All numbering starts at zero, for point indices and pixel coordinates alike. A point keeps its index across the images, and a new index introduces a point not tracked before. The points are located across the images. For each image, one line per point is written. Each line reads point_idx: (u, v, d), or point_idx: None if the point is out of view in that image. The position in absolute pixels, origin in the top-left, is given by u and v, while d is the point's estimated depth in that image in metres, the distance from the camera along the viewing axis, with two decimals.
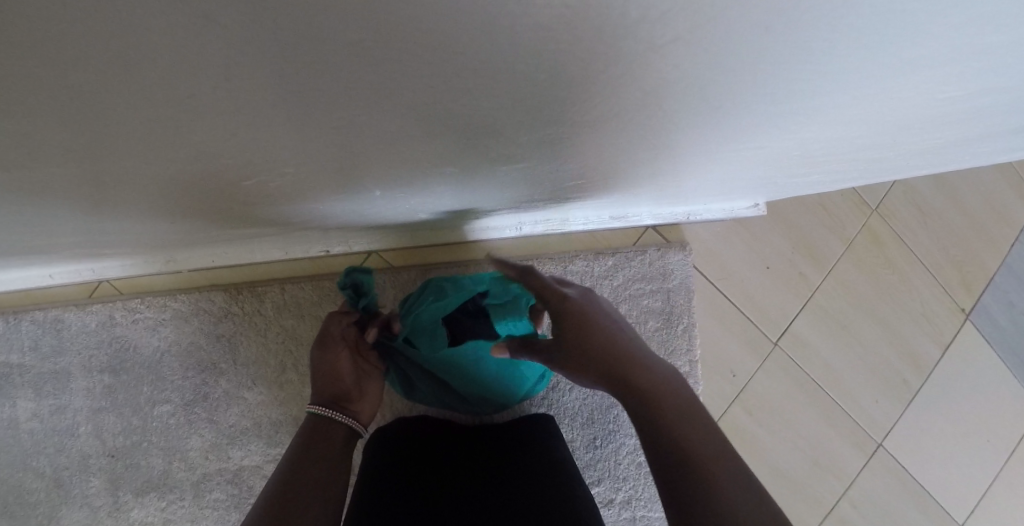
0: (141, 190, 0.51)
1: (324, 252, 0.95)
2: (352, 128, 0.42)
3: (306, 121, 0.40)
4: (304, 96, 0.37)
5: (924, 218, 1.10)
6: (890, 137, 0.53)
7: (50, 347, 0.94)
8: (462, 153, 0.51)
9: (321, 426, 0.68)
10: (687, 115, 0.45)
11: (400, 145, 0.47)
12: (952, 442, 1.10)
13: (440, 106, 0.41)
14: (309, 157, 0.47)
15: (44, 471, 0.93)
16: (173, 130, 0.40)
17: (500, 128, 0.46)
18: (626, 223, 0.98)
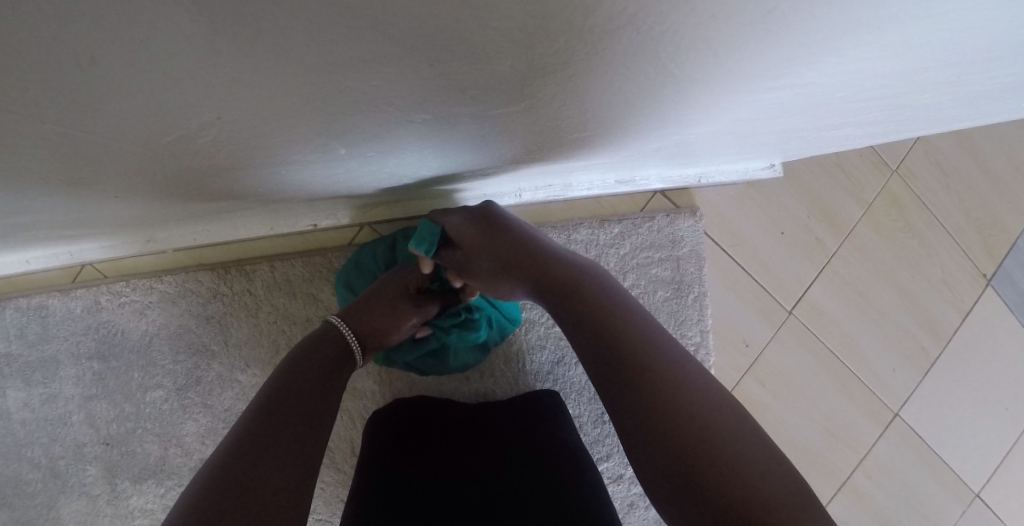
0: (107, 172, 0.46)
1: (313, 226, 0.90)
2: (329, 90, 0.38)
3: (275, 81, 0.35)
4: (270, 52, 0.32)
5: (945, 178, 1.04)
6: (928, 85, 0.48)
7: (36, 334, 0.90)
8: (451, 113, 0.46)
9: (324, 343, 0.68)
10: (709, 65, 0.40)
11: (383, 108, 0.42)
12: (972, 410, 1.06)
13: (427, 58, 0.36)
14: (284, 125, 0.42)
15: (39, 461, 0.90)
16: (127, 100, 0.35)
17: (494, 83, 0.41)
18: (633, 188, 0.92)
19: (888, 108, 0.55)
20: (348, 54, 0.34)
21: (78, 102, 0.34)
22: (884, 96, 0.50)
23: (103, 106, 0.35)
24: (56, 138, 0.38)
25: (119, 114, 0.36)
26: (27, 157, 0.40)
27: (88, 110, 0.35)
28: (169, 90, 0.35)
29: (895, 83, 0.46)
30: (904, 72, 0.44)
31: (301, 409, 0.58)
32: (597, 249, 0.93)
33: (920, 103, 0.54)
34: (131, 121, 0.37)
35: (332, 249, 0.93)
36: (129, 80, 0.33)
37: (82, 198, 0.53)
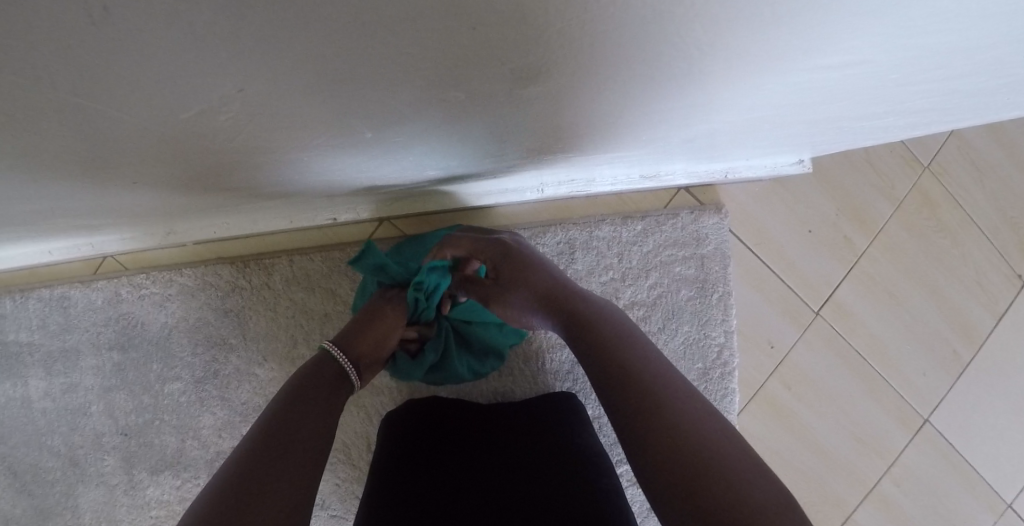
0: (128, 157, 0.46)
1: (332, 220, 0.89)
2: (358, 62, 0.36)
3: (307, 49, 0.34)
4: (301, 11, 0.31)
5: (979, 176, 1.01)
6: (971, 65, 0.45)
7: (57, 324, 0.90)
8: (475, 96, 0.44)
9: (323, 367, 0.66)
10: (750, 44, 0.39)
11: (415, 88, 0.41)
12: (1004, 417, 1.03)
13: (445, 29, 0.34)
14: (307, 103, 0.41)
15: (59, 450, 0.90)
16: (150, 67, 0.34)
17: (525, 62, 0.40)
18: (657, 182, 0.89)
19: (930, 95, 0.53)
20: (380, 15, 0.32)
21: (101, 68, 0.33)
22: (931, 79, 0.48)
23: (126, 72, 0.34)
24: (76, 112, 0.37)
25: (144, 83, 0.35)
26: (47, 134, 0.39)
27: (111, 79, 0.34)
28: (195, 55, 0.33)
29: (946, 62, 0.44)
30: (957, 49, 0.42)
31: (307, 428, 0.57)
32: (619, 247, 0.91)
33: (964, 90, 0.52)
34: (155, 93, 0.36)
35: (351, 243, 0.92)
36: (155, 42, 0.32)
37: (104, 185, 0.52)
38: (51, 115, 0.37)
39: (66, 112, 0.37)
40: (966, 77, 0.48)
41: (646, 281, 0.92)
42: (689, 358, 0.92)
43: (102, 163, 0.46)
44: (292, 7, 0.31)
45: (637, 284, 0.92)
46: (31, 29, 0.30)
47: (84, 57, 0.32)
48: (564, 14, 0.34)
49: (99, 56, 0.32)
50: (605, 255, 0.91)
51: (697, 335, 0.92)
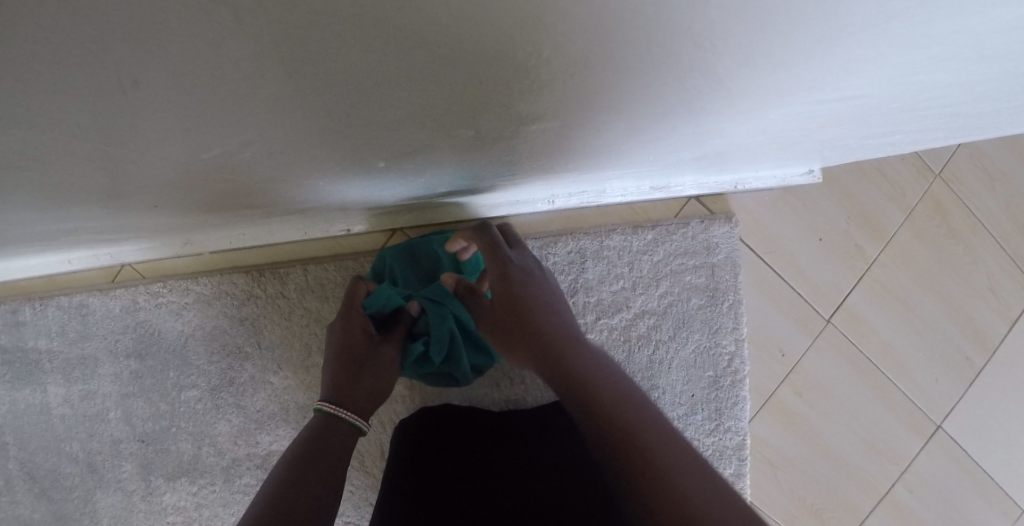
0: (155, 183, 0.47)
1: (345, 231, 0.91)
2: (381, 88, 0.37)
3: (332, 76, 0.35)
4: (328, 37, 0.32)
5: (992, 183, 1.01)
6: (978, 81, 0.45)
7: (76, 332, 0.92)
8: (489, 121, 0.45)
9: (323, 436, 0.65)
10: (761, 63, 0.39)
11: (434, 113, 0.42)
12: (1017, 423, 1.02)
13: (458, 58, 0.36)
14: (328, 129, 0.42)
15: (78, 456, 0.92)
16: (181, 97, 0.35)
17: (542, 86, 0.41)
18: (668, 194, 0.91)
19: (938, 112, 0.53)
20: (405, 43, 0.33)
21: (132, 99, 0.34)
22: (939, 97, 0.48)
23: (156, 103, 0.35)
24: (105, 142, 0.38)
25: (174, 112, 0.36)
26: (76, 165, 0.40)
27: (142, 109, 0.35)
28: (225, 83, 0.34)
29: (957, 80, 0.44)
30: (970, 66, 0.42)
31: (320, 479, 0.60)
32: (630, 256, 0.92)
33: (973, 107, 0.53)
34: (183, 122, 0.37)
35: (364, 252, 0.93)
36: (186, 71, 0.33)
37: (127, 204, 0.53)
38: (81, 146, 0.38)
39: (97, 142, 0.38)
40: (978, 93, 0.49)
41: (656, 290, 0.92)
42: (700, 366, 0.92)
43: (127, 183, 0.47)
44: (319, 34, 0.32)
45: (647, 293, 0.92)
46: (68, 62, 0.31)
47: (118, 89, 0.33)
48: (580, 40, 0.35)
49: (132, 88, 0.33)
50: (615, 264, 0.92)
51: (707, 344, 0.92)
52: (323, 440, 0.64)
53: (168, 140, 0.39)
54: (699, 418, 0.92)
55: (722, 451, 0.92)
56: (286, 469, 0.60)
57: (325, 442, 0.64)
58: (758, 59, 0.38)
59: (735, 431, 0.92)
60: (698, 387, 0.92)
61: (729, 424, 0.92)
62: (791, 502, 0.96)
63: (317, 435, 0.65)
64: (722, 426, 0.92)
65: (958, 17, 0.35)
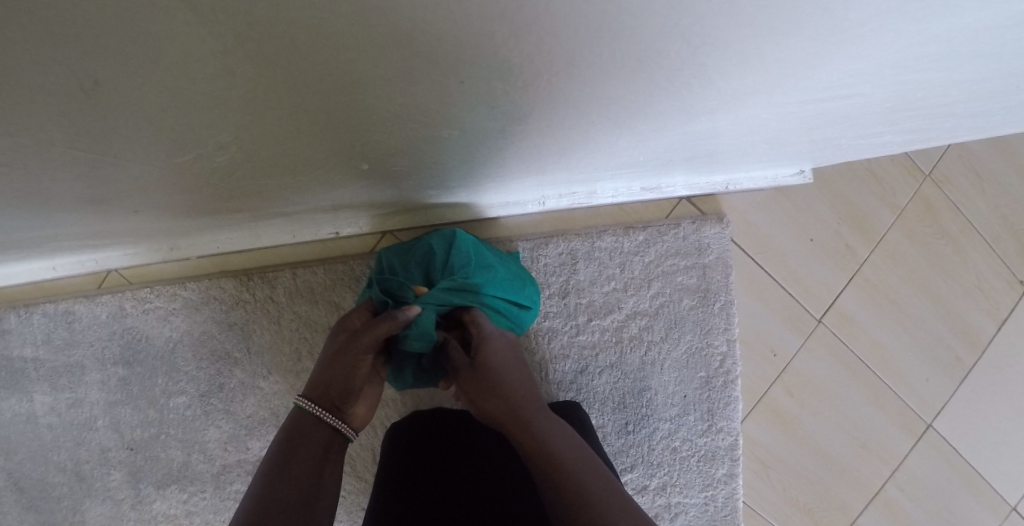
0: (137, 168, 0.46)
1: (335, 234, 0.90)
2: (363, 57, 0.37)
3: (314, 43, 0.35)
4: (311, 3, 0.32)
5: (980, 182, 1.01)
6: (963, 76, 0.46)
7: (62, 339, 0.91)
8: (473, 99, 0.45)
9: (302, 435, 0.63)
10: (752, 50, 0.39)
11: (418, 88, 0.42)
12: (1008, 421, 1.03)
13: (441, 32, 0.36)
14: (312, 104, 0.42)
15: (65, 465, 0.91)
16: (159, 63, 0.35)
17: (530, 67, 0.40)
18: (659, 194, 0.91)
19: (925, 111, 0.53)
20: (387, 10, 0.33)
21: (110, 64, 0.34)
22: (928, 94, 0.49)
23: (135, 68, 0.35)
24: (84, 112, 0.37)
25: (153, 81, 0.36)
26: (55, 138, 0.40)
27: (121, 75, 0.35)
28: (205, 51, 0.34)
29: (942, 78, 0.45)
30: (957, 62, 0.42)
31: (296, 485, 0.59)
32: (621, 257, 0.92)
33: (960, 106, 0.53)
34: (163, 93, 0.37)
35: (354, 257, 0.92)
36: (167, 36, 0.33)
37: (110, 205, 0.53)
38: (60, 114, 0.37)
39: (76, 111, 0.37)
40: (965, 91, 0.49)
41: (648, 291, 0.92)
42: (692, 367, 0.92)
43: (109, 177, 0.46)
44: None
45: (639, 294, 0.92)
46: (45, 20, 0.31)
47: (96, 51, 0.33)
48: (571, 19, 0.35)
49: (110, 51, 0.33)
50: (607, 265, 0.92)
51: (699, 344, 0.92)
52: (307, 437, 0.63)
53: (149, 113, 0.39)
54: (692, 419, 0.92)
55: (714, 452, 0.92)
56: (267, 479, 0.59)
57: (309, 439, 0.63)
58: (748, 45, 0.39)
59: (728, 431, 0.92)
60: (690, 387, 0.92)
61: (722, 424, 0.92)
62: (785, 501, 0.96)
63: (299, 435, 0.63)
64: (715, 426, 0.92)
65: (946, 8, 0.35)
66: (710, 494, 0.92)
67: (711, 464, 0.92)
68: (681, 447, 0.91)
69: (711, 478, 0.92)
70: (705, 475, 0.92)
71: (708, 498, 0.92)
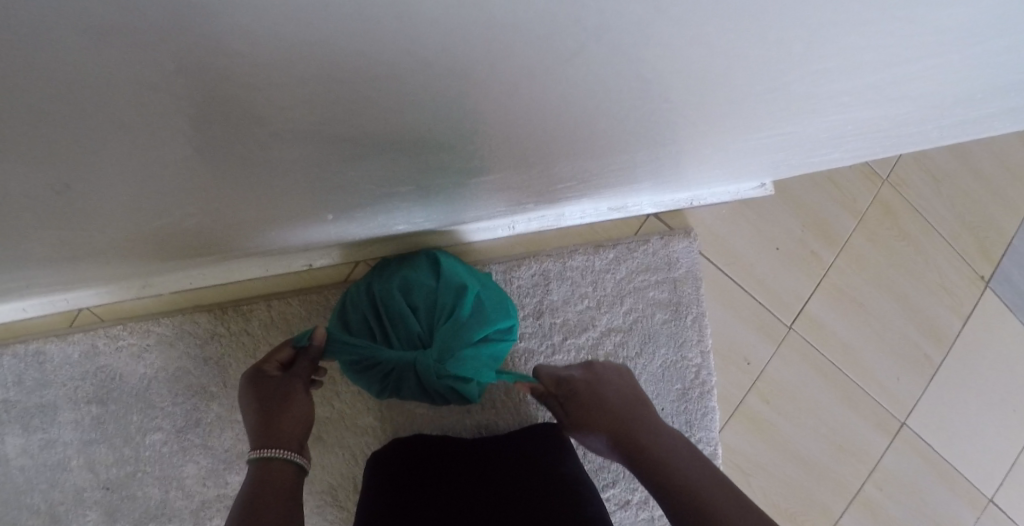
0: (107, 232, 0.46)
1: (307, 264, 0.92)
2: (327, 137, 0.37)
3: (276, 130, 0.35)
4: (273, 104, 0.32)
5: (938, 185, 1.05)
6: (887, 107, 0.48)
7: (33, 381, 0.88)
8: (433, 160, 0.46)
9: (270, 476, 0.59)
10: (698, 97, 0.41)
11: (378, 155, 0.42)
12: (978, 414, 1.06)
13: (411, 119, 0.37)
14: (277, 175, 0.42)
15: (39, 508, 0.88)
16: (123, 161, 0.34)
17: (486, 131, 0.41)
18: (626, 213, 0.93)
19: (871, 130, 0.55)
20: (353, 103, 0.33)
21: (72, 167, 0.34)
22: (866, 117, 0.51)
23: (100, 167, 0.34)
24: (50, 202, 0.37)
25: (120, 174, 0.36)
26: (23, 223, 0.39)
27: (105, 178, 0.36)
28: (167, 147, 0.34)
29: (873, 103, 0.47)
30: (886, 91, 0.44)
31: (273, 513, 0.55)
32: (593, 275, 0.93)
33: (904, 126, 0.56)
34: (131, 180, 0.37)
35: (328, 286, 0.93)
36: (129, 141, 0.32)
37: (81, 258, 0.52)
38: (27, 206, 0.37)
39: (39, 203, 0.37)
40: (908, 111, 0.51)
41: (621, 307, 0.93)
42: (668, 380, 0.93)
43: (77, 236, 0.46)
44: (263, 102, 0.32)
45: (612, 311, 0.93)
46: (4, 143, 0.30)
47: (60, 159, 0.33)
48: (524, 98, 0.36)
49: (73, 158, 0.33)
50: (579, 283, 0.93)
51: (674, 358, 0.94)
52: (276, 479, 0.59)
53: (131, 198, 0.40)
54: None
55: None
56: (244, 508, 0.55)
57: (276, 480, 0.58)
58: (702, 94, 0.40)
59: (707, 441, 0.93)
60: (667, 401, 0.93)
61: (701, 435, 0.93)
62: (766, 507, 0.97)
63: (267, 478, 0.58)
64: (694, 438, 0.93)
65: (893, 50, 0.37)
66: None
67: None
68: None
69: None
70: None
71: None
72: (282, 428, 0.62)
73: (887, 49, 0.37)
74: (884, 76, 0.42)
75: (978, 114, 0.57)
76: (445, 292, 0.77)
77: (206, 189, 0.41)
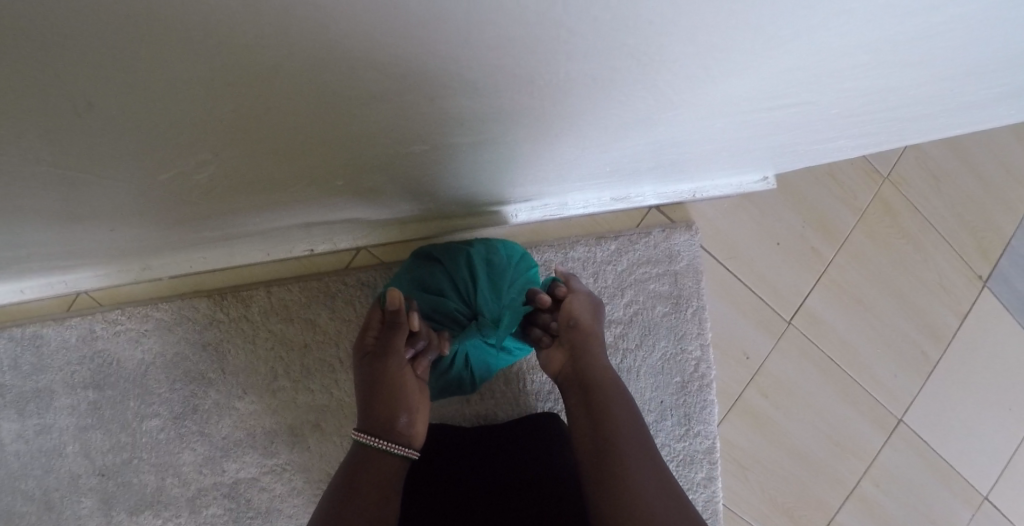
0: (113, 186, 0.46)
1: (308, 251, 0.91)
2: (336, 77, 0.37)
3: (286, 60, 0.35)
4: (284, 22, 0.32)
5: (937, 184, 1.05)
6: (899, 87, 0.48)
7: (29, 365, 0.88)
8: (435, 119, 0.46)
9: (360, 468, 0.62)
10: (711, 60, 0.40)
11: (386, 106, 0.42)
12: (975, 413, 1.06)
13: (421, 67, 0.38)
14: (285, 123, 0.42)
15: (34, 494, 0.88)
16: (130, 80, 0.34)
17: (499, 81, 0.41)
18: (629, 203, 0.92)
19: (877, 115, 0.56)
20: (365, 30, 0.34)
21: (80, 81, 0.33)
22: (872, 100, 0.51)
23: (108, 85, 0.34)
24: (55, 128, 0.37)
25: (132, 101, 0.36)
26: (27, 157, 0.39)
27: (122, 109, 0.36)
28: (176, 69, 0.34)
29: (881, 82, 0.46)
30: (894, 69, 0.44)
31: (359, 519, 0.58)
32: (594, 267, 0.93)
33: (911, 109, 0.56)
34: (137, 111, 0.37)
35: (328, 273, 0.93)
36: (140, 53, 0.32)
37: (85, 221, 0.52)
38: (33, 132, 0.37)
39: (43, 129, 0.37)
40: (917, 94, 0.51)
41: (622, 299, 0.93)
42: (667, 372, 0.93)
43: (81, 190, 0.46)
44: (277, 19, 0.32)
45: (613, 303, 0.93)
46: (33, 51, 0.31)
47: (69, 68, 0.32)
48: (537, 38, 0.36)
49: (82, 68, 0.33)
50: (581, 275, 0.93)
51: (674, 350, 0.94)
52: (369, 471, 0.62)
53: (143, 138, 0.40)
54: (669, 424, 0.93)
55: (693, 456, 0.93)
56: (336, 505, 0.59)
57: (369, 474, 0.62)
58: (714, 58, 0.40)
59: (705, 434, 0.94)
60: (667, 393, 0.93)
61: (699, 428, 0.93)
62: (763, 502, 0.97)
63: (359, 469, 0.62)
64: (692, 430, 0.93)
65: (900, 18, 0.37)
66: (689, 498, 0.92)
67: (689, 468, 0.93)
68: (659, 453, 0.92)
69: (689, 482, 0.93)
70: (683, 479, 0.93)
71: None
72: (389, 417, 0.64)
73: (896, 16, 0.36)
74: (897, 50, 0.41)
75: (986, 99, 0.57)
76: (461, 259, 0.82)
77: (218, 137, 0.42)
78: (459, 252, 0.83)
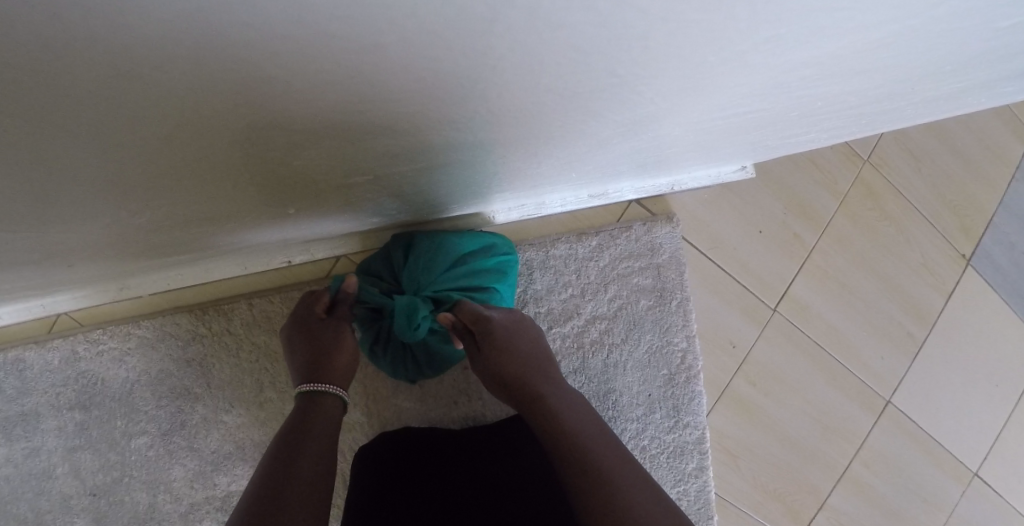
0: (85, 221, 0.46)
1: (287, 262, 0.91)
2: (279, 107, 0.36)
3: (237, 97, 0.34)
4: (223, 69, 0.31)
5: (918, 164, 1.05)
6: (858, 88, 0.48)
7: (14, 389, 0.87)
8: (395, 142, 0.45)
9: (311, 412, 0.64)
10: (655, 80, 0.41)
11: (342, 133, 0.42)
12: (963, 390, 1.07)
13: (377, 96, 0.37)
14: (238, 152, 0.41)
15: (25, 517, 0.86)
16: (78, 123, 0.33)
17: (460, 105, 0.41)
18: (606, 200, 0.93)
19: (841, 112, 0.56)
20: (304, 68, 0.32)
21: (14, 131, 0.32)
22: (832, 102, 0.51)
23: (44, 132, 0.33)
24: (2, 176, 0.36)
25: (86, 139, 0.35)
26: None
27: (76, 147, 0.35)
28: (113, 112, 0.33)
29: (837, 86, 0.47)
30: (848, 75, 0.44)
31: (310, 462, 0.58)
32: (576, 264, 0.93)
33: (877, 105, 0.56)
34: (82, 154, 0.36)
35: (309, 283, 0.92)
36: (72, 103, 0.31)
37: (54, 253, 0.52)
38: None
39: None
40: (879, 93, 0.51)
41: (605, 294, 0.93)
42: (655, 366, 0.93)
43: (44, 228, 0.45)
44: (209, 64, 0.31)
45: (597, 298, 0.93)
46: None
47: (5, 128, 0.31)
48: (482, 73, 0.36)
49: (18, 119, 0.32)
50: (563, 272, 0.92)
51: (660, 343, 0.94)
52: (319, 419, 0.64)
53: (100, 173, 0.39)
54: (658, 417, 0.92)
55: (683, 447, 0.92)
56: (285, 446, 0.60)
57: (320, 420, 0.64)
58: (656, 79, 0.40)
59: (695, 425, 0.93)
60: (654, 386, 0.93)
61: (688, 419, 0.93)
62: (755, 489, 0.97)
63: (308, 417, 0.64)
64: (682, 422, 0.93)
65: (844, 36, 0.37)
66: (682, 489, 0.92)
67: (680, 459, 0.92)
68: (650, 446, 0.91)
69: (681, 472, 0.92)
70: (675, 471, 0.92)
71: (681, 493, 0.92)
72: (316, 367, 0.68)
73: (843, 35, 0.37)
74: (842, 62, 0.41)
75: (953, 90, 0.57)
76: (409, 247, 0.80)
77: (184, 165, 0.41)
78: (408, 241, 0.81)
